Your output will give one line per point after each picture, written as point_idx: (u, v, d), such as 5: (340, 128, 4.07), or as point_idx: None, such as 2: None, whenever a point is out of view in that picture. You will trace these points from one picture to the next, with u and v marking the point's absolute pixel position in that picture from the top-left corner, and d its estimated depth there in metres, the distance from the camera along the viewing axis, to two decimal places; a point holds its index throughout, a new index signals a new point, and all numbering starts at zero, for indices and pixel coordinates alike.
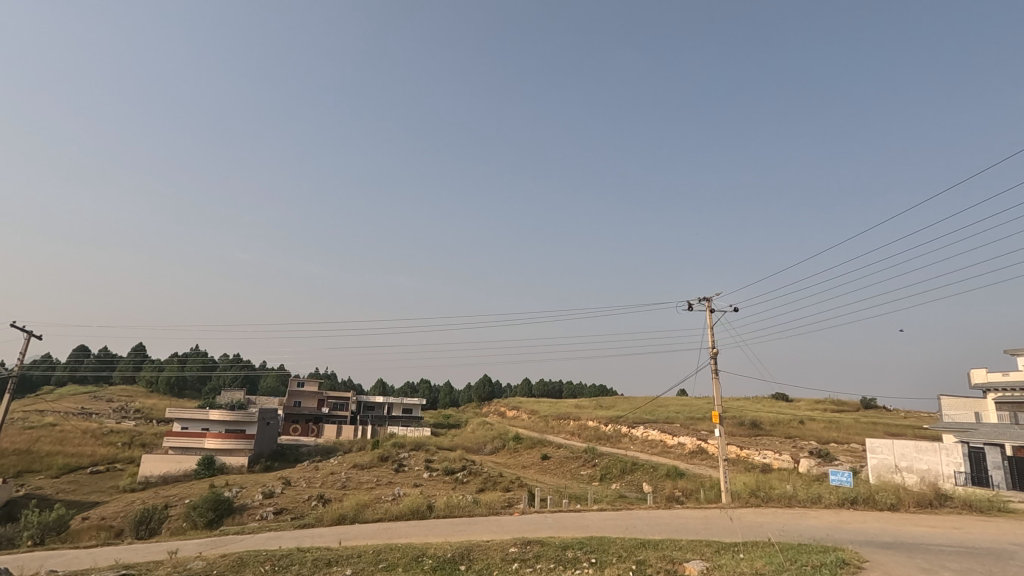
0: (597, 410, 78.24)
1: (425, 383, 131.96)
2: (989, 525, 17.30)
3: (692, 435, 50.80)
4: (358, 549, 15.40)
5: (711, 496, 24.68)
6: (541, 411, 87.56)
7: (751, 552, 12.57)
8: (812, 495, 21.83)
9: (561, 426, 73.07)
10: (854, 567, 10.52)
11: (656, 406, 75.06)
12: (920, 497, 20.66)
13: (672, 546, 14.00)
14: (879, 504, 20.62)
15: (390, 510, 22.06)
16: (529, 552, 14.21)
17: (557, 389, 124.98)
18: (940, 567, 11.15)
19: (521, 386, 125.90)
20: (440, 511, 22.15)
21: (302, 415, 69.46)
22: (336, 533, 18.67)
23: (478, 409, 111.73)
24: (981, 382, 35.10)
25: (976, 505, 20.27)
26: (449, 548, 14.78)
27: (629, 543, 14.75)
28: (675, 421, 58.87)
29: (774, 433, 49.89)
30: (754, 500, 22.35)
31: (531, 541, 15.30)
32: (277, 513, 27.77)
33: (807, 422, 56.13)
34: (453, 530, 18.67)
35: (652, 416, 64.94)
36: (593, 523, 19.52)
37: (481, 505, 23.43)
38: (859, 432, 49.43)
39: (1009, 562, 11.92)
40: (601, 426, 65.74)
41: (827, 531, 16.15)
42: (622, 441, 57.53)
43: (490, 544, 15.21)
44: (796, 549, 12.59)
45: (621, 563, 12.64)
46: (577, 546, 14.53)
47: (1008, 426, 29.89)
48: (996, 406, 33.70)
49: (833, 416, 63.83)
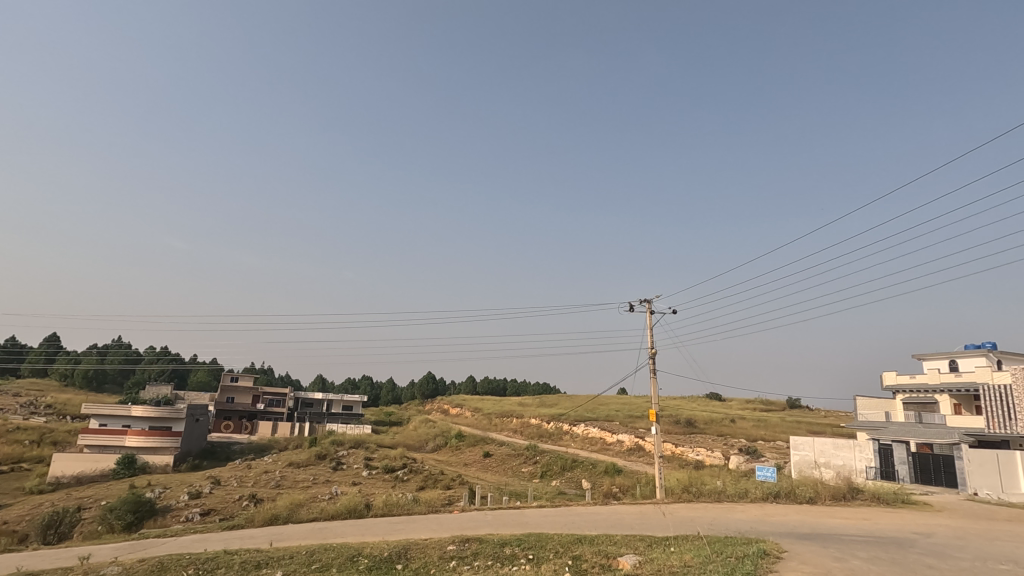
0: (540, 408, 79.36)
1: (366, 380, 129.42)
2: (893, 517, 18.79)
3: (631, 432, 52.27)
4: (290, 550, 14.86)
5: (646, 492, 25.60)
6: (485, 409, 87.62)
7: (680, 545, 13.08)
8: (739, 490, 22.96)
9: (503, 424, 73.45)
10: (774, 557, 11.15)
11: (597, 405, 76.95)
12: (835, 490, 22.18)
13: (607, 541, 14.30)
14: (799, 498, 21.98)
15: (325, 510, 21.45)
16: (467, 549, 14.19)
17: (500, 387, 125.28)
18: (850, 555, 11.91)
19: (465, 384, 125.51)
20: (378, 510, 21.75)
21: (236, 412, 66.62)
22: (267, 534, 18.00)
23: (421, 407, 110.58)
24: (891, 384, 38.04)
25: (883, 497, 22.04)
26: (386, 547, 14.52)
27: (565, 538, 14.96)
28: (615, 420, 60.42)
29: (706, 430, 52.14)
30: (686, 496, 23.27)
31: (470, 539, 15.29)
32: (204, 514, 26.44)
33: (736, 420, 59.00)
34: (390, 529, 18.35)
35: (592, 414, 66.47)
36: (531, 520, 19.76)
37: (421, 504, 23.15)
38: (783, 430, 52.58)
39: (911, 549, 12.93)
40: (543, 424, 66.57)
41: (751, 523, 17.09)
42: (563, 438, 58.40)
43: (428, 542, 15.10)
44: (723, 541, 13.15)
45: (557, 559, 12.84)
46: (515, 542, 14.63)
47: (913, 425, 32.56)
48: (904, 406, 36.77)
49: (761, 415, 67.49)
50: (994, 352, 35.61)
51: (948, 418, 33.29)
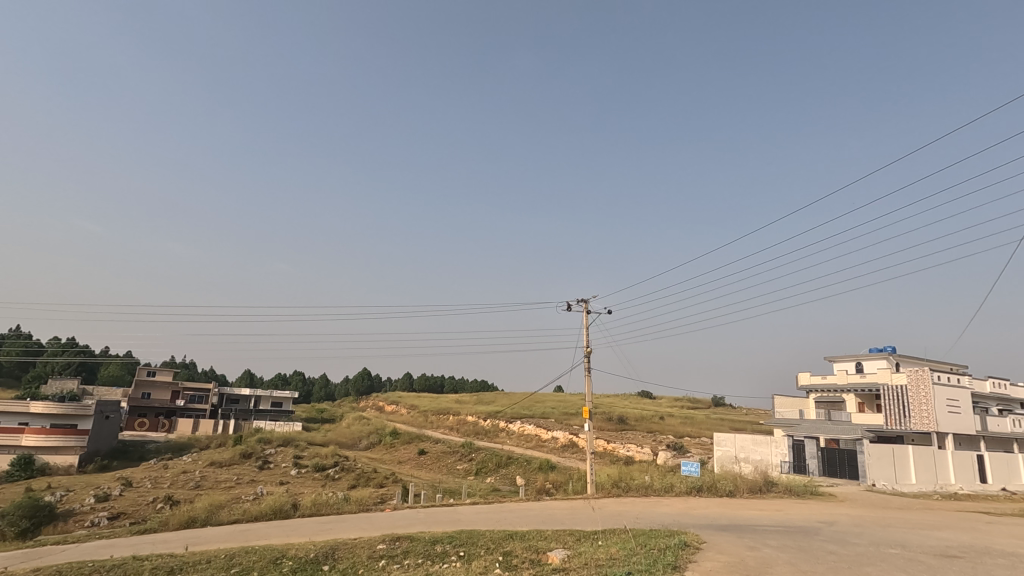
0: (478, 405, 79.38)
1: (298, 375, 124.89)
2: (802, 507, 20.27)
3: (565, 429, 53.38)
4: (208, 554, 14.09)
5: (578, 487, 26.24)
6: (421, 406, 86.71)
7: (608, 538, 13.45)
8: (665, 484, 23.97)
9: (439, 421, 72.95)
10: (694, 548, 11.72)
11: (533, 402, 77.95)
12: (753, 484, 23.62)
13: (538, 536, 14.49)
14: (720, 491, 23.23)
15: (248, 510, 20.54)
16: (397, 548, 14.00)
17: (438, 384, 124.36)
18: (762, 544, 12.68)
19: (402, 380, 123.74)
20: (306, 510, 21.04)
21: (152, 409, 62.48)
22: (181, 538, 17.00)
23: (355, 403, 108.00)
24: (806, 384, 40.73)
25: (794, 489, 23.74)
26: (312, 548, 14.08)
27: (497, 534, 15.05)
28: (550, 417, 61.37)
29: (637, 427, 53.99)
30: (616, 490, 24.02)
31: (400, 537, 15.06)
32: (112, 519, 24.50)
33: (665, 418, 61.35)
34: (319, 529, 17.82)
35: (528, 411, 67.33)
36: (464, 516, 19.77)
37: (352, 502, 22.59)
38: (708, 427, 55.31)
39: (817, 537, 13.93)
40: (479, 421, 66.74)
41: (675, 516, 17.86)
42: (499, 436, 58.74)
43: (357, 542, 14.76)
44: (648, 534, 13.66)
45: (489, 555, 12.90)
46: (446, 540, 14.57)
47: (823, 422, 35.08)
48: (816, 404, 39.53)
49: (688, 412, 70.52)
50: (894, 355, 38.91)
51: (853, 416, 36.06)
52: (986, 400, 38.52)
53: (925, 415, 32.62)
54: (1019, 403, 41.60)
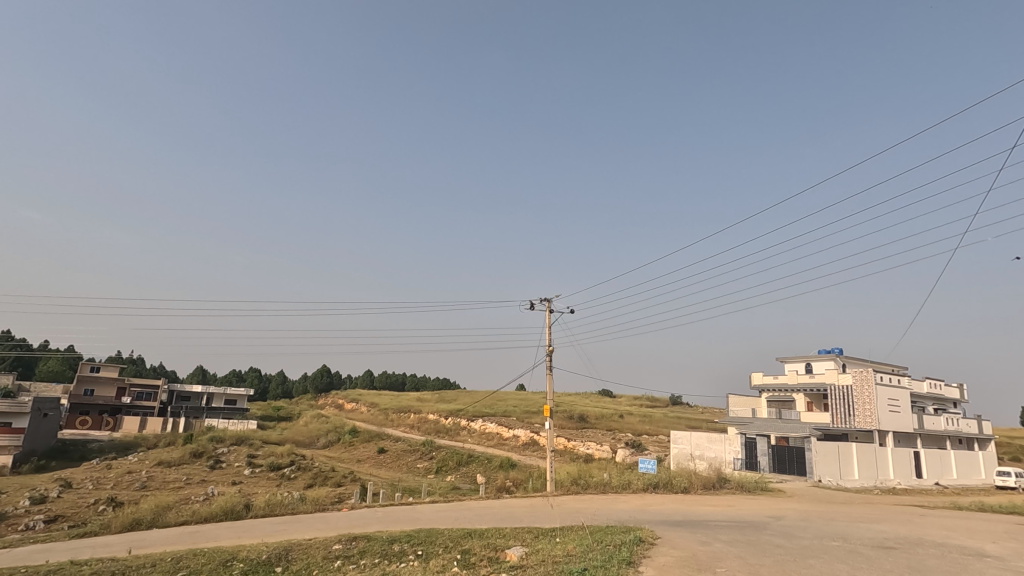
0: (439, 404, 78.87)
1: (253, 372, 121.37)
2: (752, 503, 20.99)
3: (526, 427, 53.70)
4: (152, 557, 13.54)
5: (538, 484, 26.42)
6: (382, 404, 85.60)
7: (565, 535, 13.61)
8: (623, 481, 24.39)
9: (400, 419, 72.20)
10: (648, 543, 11.98)
11: (495, 400, 78.05)
12: (707, 480, 24.34)
13: (496, 534, 14.53)
14: (675, 488, 23.83)
15: (197, 512, 19.81)
16: (353, 548, 13.78)
17: (400, 381, 123.09)
18: (714, 539, 13.07)
19: (362, 377, 121.75)
20: (259, 510, 20.48)
21: (96, 406, 59.65)
22: (125, 542, 16.27)
23: (313, 401, 105.66)
24: (759, 383, 42.13)
25: (746, 485, 24.56)
26: (264, 549, 13.69)
27: (455, 533, 15.00)
28: (512, 415, 61.58)
29: (597, 425, 54.76)
30: (575, 488, 24.29)
31: (357, 537, 14.82)
32: (48, 523, 23.21)
33: (625, 416, 62.39)
34: (272, 530, 17.35)
35: (490, 409, 67.36)
36: (424, 515, 19.65)
37: (308, 502, 22.12)
38: (665, 425, 56.57)
39: (765, 532, 14.45)
40: (441, 419, 66.32)
41: (632, 513, 18.21)
42: (461, 434, 58.56)
43: (312, 543, 14.44)
44: (604, 530, 13.87)
45: (446, 553, 12.86)
46: (404, 539, 14.44)
47: (774, 420, 36.38)
48: (767, 403, 40.98)
49: (647, 411, 71.89)
50: (841, 356, 40.67)
51: (802, 414, 37.53)
52: (924, 400, 40.71)
53: (868, 414, 34.27)
54: (953, 402, 44.13)
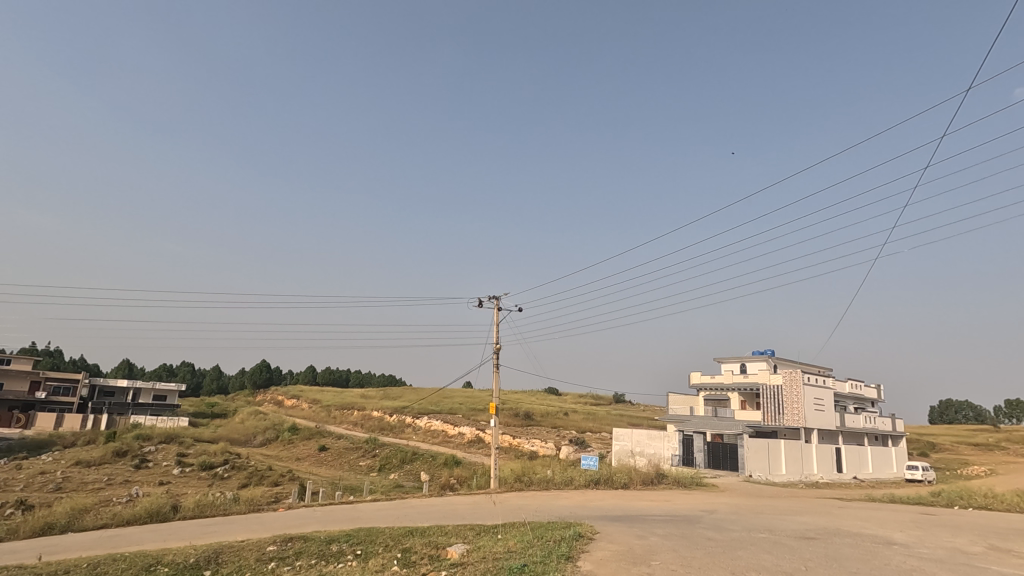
0: (384, 400, 77.61)
1: (186, 366, 115.37)
2: (687, 497, 21.85)
3: (472, 425, 53.60)
4: (65, 564, 12.63)
5: (482, 482, 26.45)
6: (324, 400, 83.29)
7: (506, 531, 13.69)
8: (566, 478, 24.79)
9: (343, 416, 70.47)
10: (586, 538, 12.23)
11: (442, 397, 77.50)
12: (646, 476, 25.11)
13: (437, 532, 14.47)
14: (615, 483, 24.45)
15: (119, 514, 18.62)
16: (288, 549, 13.33)
17: (343, 378, 120.10)
18: (650, 533, 13.49)
19: (304, 373, 118.11)
20: (188, 512, 19.50)
21: (5, 401, 55.06)
22: (34, 548, 15.08)
23: (250, 398, 101.60)
24: (697, 382, 43.76)
25: (682, 481, 25.51)
26: (192, 553, 13.03)
27: (396, 531, 14.83)
28: (457, 412, 61.29)
29: (542, 423, 55.35)
30: (518, 485, 24.49)
31: (293, 538, 14.37)
32: None
33: (569, 414, 63.41)
34: (201, 532, 16.54)
35: (436, 407, 66.82)
36: (364, 513, 19.29)
37: (241, 502, 21.25)
38: (608, 422, 57.94)
39: (698, 525, 15.07)
40: (385, 416, 65.27)
41: (573, 508, 18.56)
42: (405, 431, 57.82)
43: (244, 544, 13.86)
44: (545, 526, 14.05)
45: (387, 552, 12.66)
46: (343, 539, 14.08)
47: (710, 418, 37.89)
48: (704, 400, 42.66)
49: (591, 409, 73.30)
50: (773, 357, 42.85)
51: (736, 412, 39.32)
52: (846, 399, 43.48)
53: (796, 412, 36.29)
54: (871, 402, 47.35)
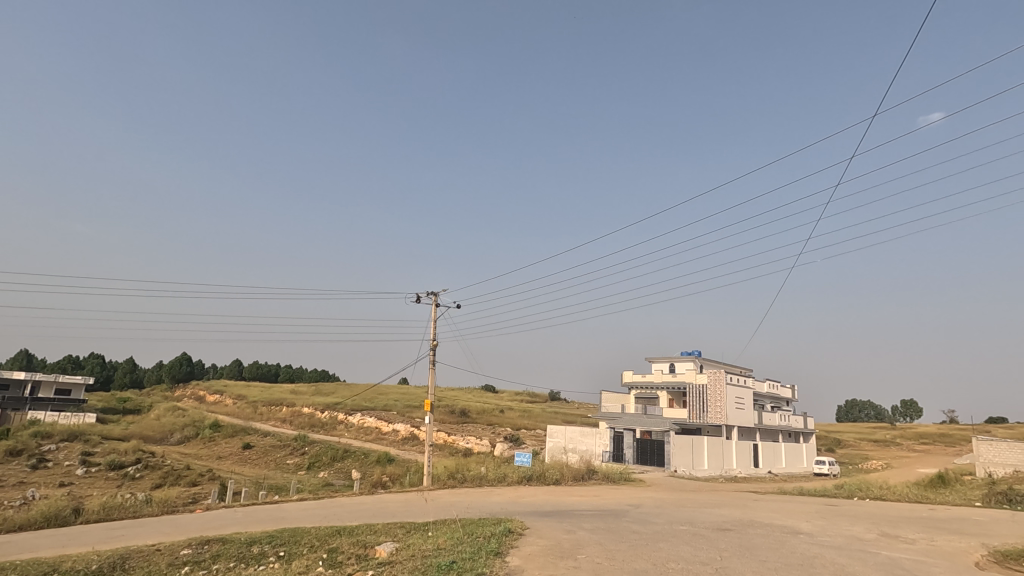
0: (315, 396, 75.14)
1: (95, 359, 106.88)
2: (615, 492, 22.55)
3: (406, 422, 52.86)
4: None
5: (415, 479, 26.18)
6: (250, 396, 79.55)
7: (436, 529, 13.59)
8: (499, 474, 24.95)
9: (270, 413, 67.51)
10: (516, 534, 12.34)
11: (376, 394, 76.06)
12: (577, 472, 25.70)
13: (366, 530, 14.19)
14: (548, 479, 24.88)
15: (9, 519, 17.01)
16: (205, 552, 12.64)
17: (272, 373, 115.02)
18: (578, 527, 13.81)
19: (229, 367, 112.38)
20: (91, 515, 18.06)
21: None
22: None
23: (168, 392, 95.49)
24: (629, 380, 45.20)
25: (612, 476, 26.29)
26: (95, 559, 12.10)
27: (323, 531, 14.40)
28: (392, 409, 60.24)
29: (478, 420, 55.41)
30: (451, 481, 24.39)
31: (210, 540, 13.63)
32: None
33: (505, 411, 63.90)
34: (108, 537, 15.38)
35: (370, 403, 65.47)
36: (290, 513, 18.59)
37: (153, 503, 19.95)
38: (543, 419, 58.79)
39: (624, 518, 15.61)
40: (316, 413, 63.26)
41: (505, 504, 18.74)
42: (337, 428, 56.26)
43: (156, 548, 13.04)
44: (475, 523, 14.06)
45: (312, 553, 12.28)
46: (265, 540, 13.51)
47: (640, 416, 39.24)
48: (635, 399, 44.11)
49: (527, 406, 74.09)
50: (700, 358, 44.91)
51: (664, 410, 40.97)
52: (764, 398, 46.24)
53: (719, 410, 38.30)
54: (786, 401, 50.61)
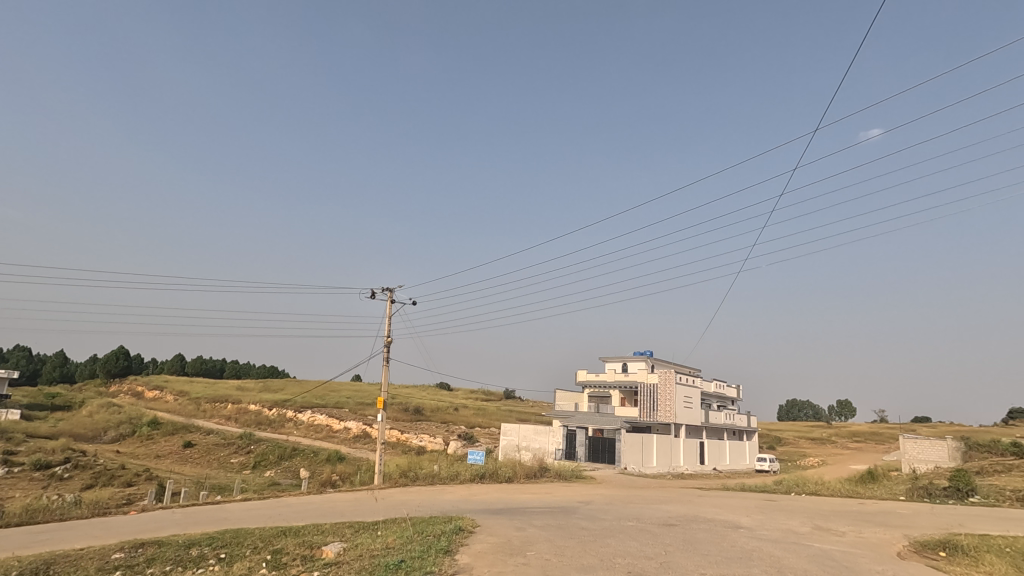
0: (263, 393, 72.78)
1: (20, 352, 99.96)
2: (567, 489, 22.87)
3: (359, 419, 51.94)
4: None
5: (366, 477, 25.76)
6: (193, 392, 76.21)
7: (386, 528, 13.41)
8: (452, 473, 24.86)
9: (214, 410, 64.90)
10: (466, 532, 12.32)
11: (328, 391, 74.38)
12: (529, 470, 25.90)
13: (313, 530, 13.84)
14: (500, 477, 24.97)
15: None
16: (139, 556, 12.04)
17: (217, 368, 110.66)
18: (528, 524, 13.94)
19: (171, 362, 107.42)
20: (13, 518, 16.90)
21: None
22: None
23: (102, 388, 90.35)
24: (583, 380, 45.85)
25: (563, 474, 26.64)
26: (13, 566, 11.30)
27: (268, 532, 13.96)
28: (344, 406, 59.05)
29: (432, 417, 55.03)
30: (403, 480, 24.11)
31: (145, 543, 12.99)
32: None
33: (459, 409, 63.64)
34: (30, 541, 14.39)
35: (321, 400, 63.99)
36: (234, 514, 17.93)
37: (82, 505, 18.85)
38: (497, 418, 58.99)
39: (573, 515, 15.86)
40: (263, 410, 61.26)
41: (457, 503, 18.69)
42: (285, 426, 54.65)
43: (84, 553, 12.28)
44: (425, 521, 13.95)
45: (255, 554, 11.89)
46: (204, 542, 12.97)
47: (593, 414, 39.93)
48: (589, 398, 44.79)
49: (481, 404, 74.11)
50: (652, 357, 46.09)
51: (616, 409, 41.81)
52: (711, 398, 47.92)
53: (668, 409, 39.42)
54: (731, 400, 52.59)
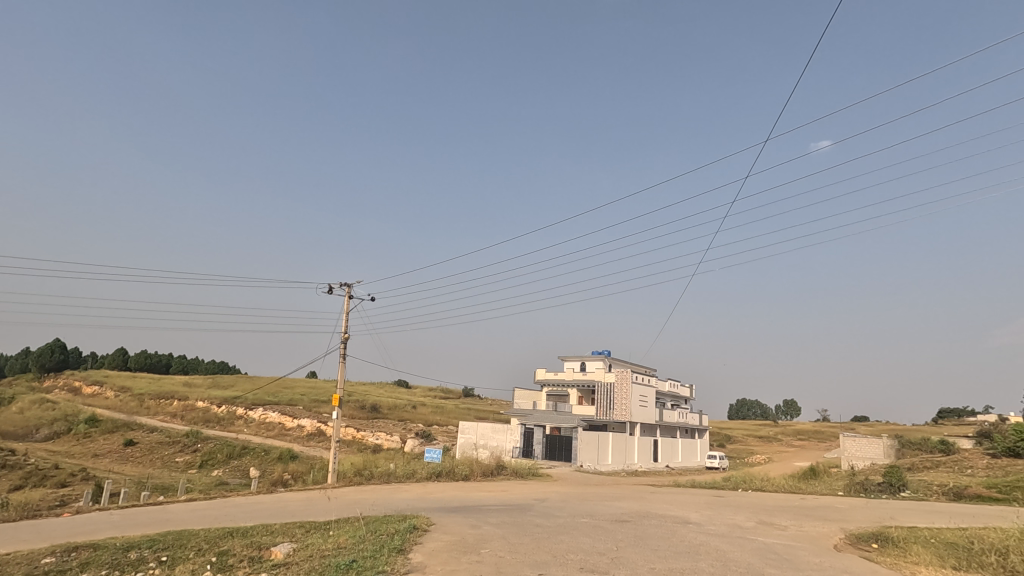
0: (212, 390, 70.18)
1: None
2: (522, 487, 23.02)
3: (313, 417, 50.77)
4: None
5: (319, 476, 25.22)
6: (136, 388, 72.83)
7: (338, 527, 13.17)
8: (408, 471, 24.63)
9: (159, 407, 62.18)
10: (420, 530, 12.24)
11: (281, 388, 72.38)
12: (486, 468, 25.92)
13: (262, 531, 13.47)
14: (457, 475, 24.90)
15: None
16: (72, 560, 11.42)
17: (163, 363, 105.98)
18: (483, 522, 13.95)
19: (112, 356, 102.20)
20: None
21: None
22: None
23: (35, 383, 85.17)
24: (542, 378, 46.17)
25: (520, 472, 26.79)
26: None
27: (213, 533, 13.49)
28: (298, 404, 57.55)
29: (389, 415, 54.35)
30: (357, 478, 23.71)
31: (79, 546, 12.35)
32: None
33: (417, 407, 63.07)
34: None
35: (274, 397, 62.18)
36: (178, 515, 17.26)
37: (10, 508, 17.72)
38: (455, 416, 58.78)
39: (529, 512, 15.96)
40: (212, 407, 59.06)
41: (412, 501, 18.54)
42: (235, 424, 52.86)
43: (9, 558, 11.54)
44: (379, 520, 13.77)
45: (199, 557, 11.47)
46: (145, 544, 12.43)
47: (551, 412, 40.29)
48: (547, 396, 45.15)
49: (440, 402, 73.71)
50: (609, 357, 46.86)
51: (574, 407, 42.30)
52: (665, 397, 49.09)
53: (624, 408, 40.17)
54: (685, 399, 54.04)
